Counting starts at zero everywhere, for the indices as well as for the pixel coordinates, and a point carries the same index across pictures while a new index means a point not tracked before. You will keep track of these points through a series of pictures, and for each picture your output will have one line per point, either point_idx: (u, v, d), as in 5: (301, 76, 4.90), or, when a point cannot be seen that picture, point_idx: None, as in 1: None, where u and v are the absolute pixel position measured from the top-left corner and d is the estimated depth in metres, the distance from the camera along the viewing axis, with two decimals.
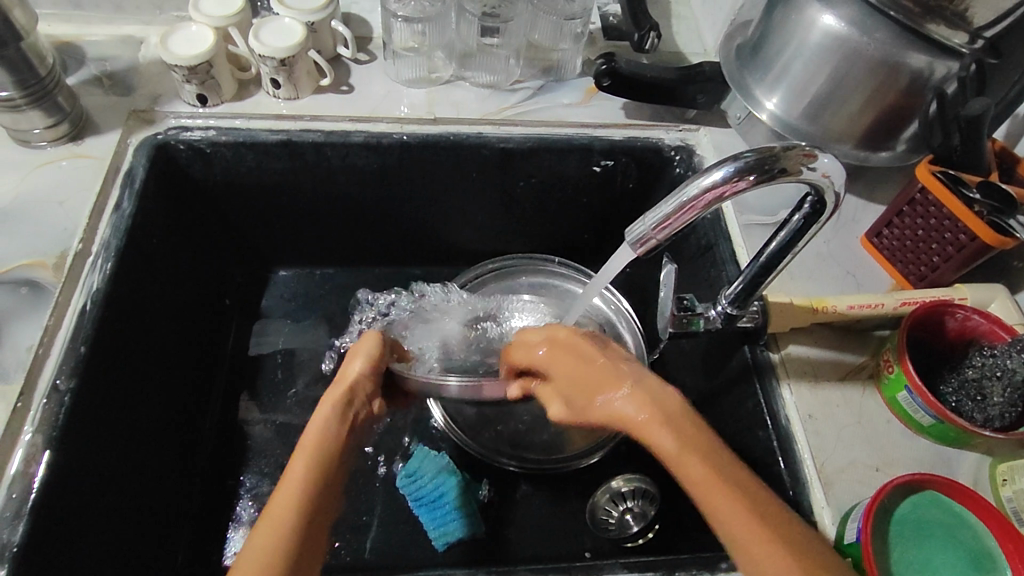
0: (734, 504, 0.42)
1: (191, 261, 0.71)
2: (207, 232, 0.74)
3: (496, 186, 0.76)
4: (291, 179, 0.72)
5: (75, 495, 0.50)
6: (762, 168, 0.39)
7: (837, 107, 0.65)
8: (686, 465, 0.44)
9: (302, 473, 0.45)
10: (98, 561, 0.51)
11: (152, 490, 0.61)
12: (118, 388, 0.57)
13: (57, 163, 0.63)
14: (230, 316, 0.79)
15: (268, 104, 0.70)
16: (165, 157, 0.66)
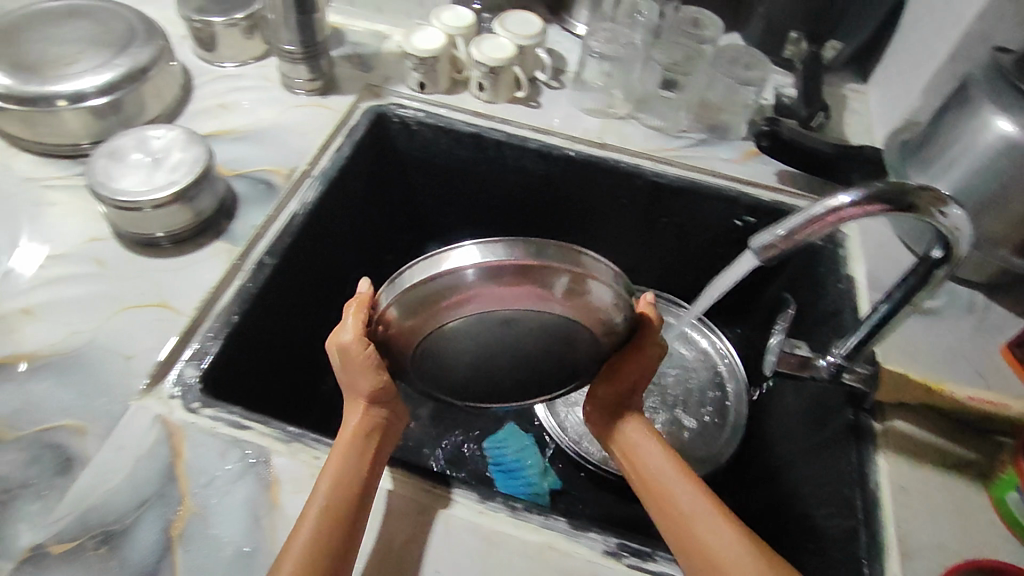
0: (697, 517, 0.47)
1: (374, 214, 0.85)
2: (392, 194, 0.88)
3: (640, 215, 0.83)
4: (471, 167, 0.84)
5: (252, 347, 0.61)
6: (896, 199, 0.44)
7: (1000, 210, 0.65)
8: (659, 480, 0.51)
9: (318, 521, 0.44)
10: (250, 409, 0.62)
11: (301, 374, 0.72)
12: (302, 282, 0.70)
13: (306, 108, 0.81)
14: (386, 272, 0.91)
15: (469, 102, 0.83)
16: (381, 123, 0.82)
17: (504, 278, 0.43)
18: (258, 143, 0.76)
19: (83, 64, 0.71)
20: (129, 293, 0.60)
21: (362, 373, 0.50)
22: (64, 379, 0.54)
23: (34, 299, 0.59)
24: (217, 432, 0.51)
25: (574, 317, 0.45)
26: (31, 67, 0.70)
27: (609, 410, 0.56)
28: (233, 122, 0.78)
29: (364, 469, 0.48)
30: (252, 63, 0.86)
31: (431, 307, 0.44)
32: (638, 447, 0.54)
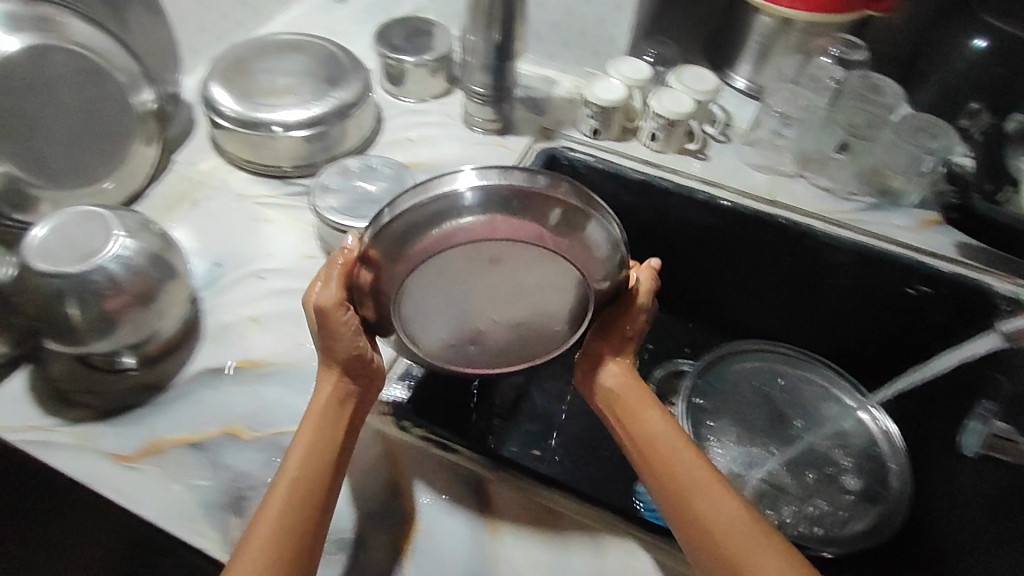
0: (700, 497, 0.49)
1: None
2: None
3: (803, 275, 0.82)
4: (633, 213, 0.85)
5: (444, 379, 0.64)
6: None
7: None
8: (661, 443, 0.53)
9: (289, 495, 0.46)
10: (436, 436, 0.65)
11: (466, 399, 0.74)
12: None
13: (487, 146, 0.85)
14: None
15: (639, 150, 0.85)
16: (552, 164, 0.85)
17: (504, 209, 0.50)
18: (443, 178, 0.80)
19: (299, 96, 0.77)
20: None
21: (342, 334, 0.51)
22: (294, 386, 0.59)
23: (258, 309, 0.64)
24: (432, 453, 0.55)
25: (562, 254, 0.51)
26: (255, 95, 0.76)
27: (598, 362, 0.58)
28: (421, 154, 0.83)
29: (337, 442, 0.50)
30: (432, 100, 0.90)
31: (431, 230, 0.50)
32: (636, 403, 0.55)
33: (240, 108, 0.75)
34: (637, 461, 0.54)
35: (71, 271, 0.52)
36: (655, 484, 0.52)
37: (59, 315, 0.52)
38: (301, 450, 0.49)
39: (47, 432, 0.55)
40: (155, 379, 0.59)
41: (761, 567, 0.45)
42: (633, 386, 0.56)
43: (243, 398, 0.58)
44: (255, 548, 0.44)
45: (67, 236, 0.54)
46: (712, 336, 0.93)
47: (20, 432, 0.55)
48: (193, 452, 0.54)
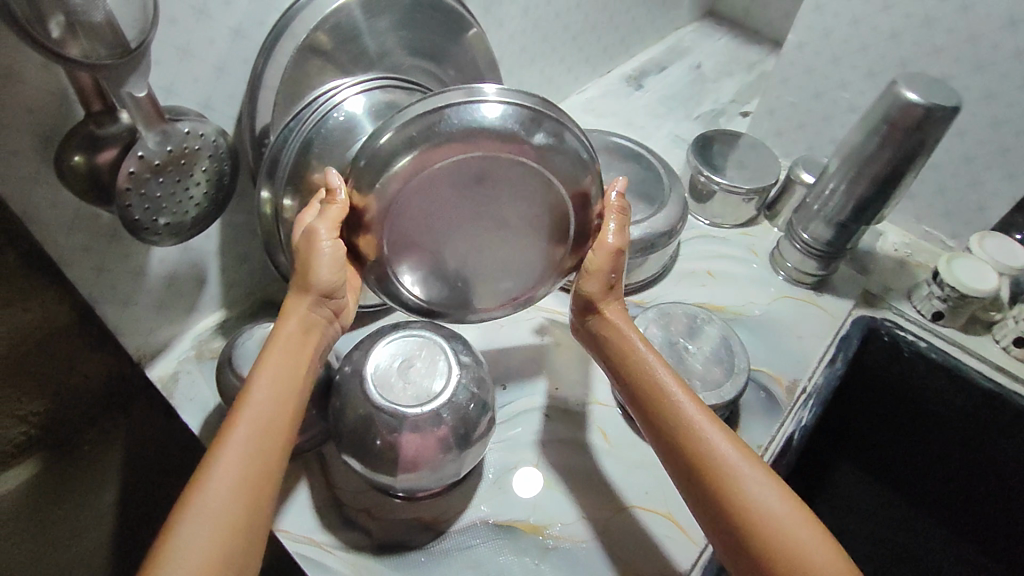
0: (706, 437, 0.44)
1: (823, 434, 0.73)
2: (842, 414, 0.75)
3: None
4: (960, 420, 0.70)
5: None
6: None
7: None
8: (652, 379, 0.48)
9: (263, 410, 0.41)
10: None
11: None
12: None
13: (794, 300, 0.72)
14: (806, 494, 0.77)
15: (990, 349, 0.69)
16: (869, 337, 0.72)
17: (507, 136, 0.43)
18: (751, 334, 0.69)
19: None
20: (629, 482, 0.58)
21: (329, 266, 0.45)
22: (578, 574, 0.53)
23: (541, 456, 0.60)
24: None
25: (551, 174, 0.46)
26: None
27: (593, 309, 0.52)
28: (723, 296, 0.72)
29: (302, 347, 0.45)
30: (735, 227, 0.80)
31: (424, 159, 0.43)
32: (631, 346, 0.50)
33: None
34: (658, 440, 0.47)
35: (410, 413, 0.48)
36: (664, 438, 0.46)
37: (377, 444, 0.49)
38: (275, 377, 0.43)
39: (324, 550, 0.53)
40: (430, 516, 0.55)
41: (758, 500, 0.41)
42: (621, 325, 0.51)
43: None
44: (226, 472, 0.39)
45: (406, 367, 0.51)
46: None
47: (300, 544, 0.53)
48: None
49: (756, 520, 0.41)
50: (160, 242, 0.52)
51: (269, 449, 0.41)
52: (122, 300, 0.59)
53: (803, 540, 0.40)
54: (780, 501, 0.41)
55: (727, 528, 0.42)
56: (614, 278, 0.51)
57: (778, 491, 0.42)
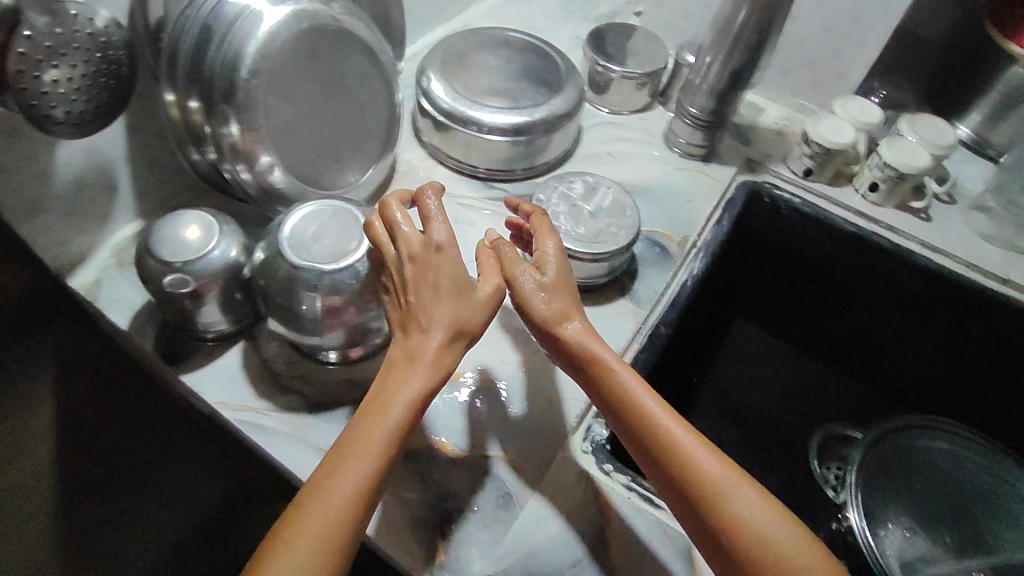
0: (702, 468, 0.42)
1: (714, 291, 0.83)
2: (729, 274, 0.85)
3: (1016, 366, 0.75)
4: (830, 263, 0.80)
5: None
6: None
7: None
8: (633, 405, 0.45)
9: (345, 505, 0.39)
10: None
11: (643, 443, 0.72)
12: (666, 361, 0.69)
13: (686, 171, 0.80)
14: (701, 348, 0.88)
15: (853, 198, 0.79)
16: (754, 199, 0.80)
17: (322, 17, 0.58)
18: (648, 201, 0.75)
19: (502, 100, 0.73)
20: None
21: (478, 314, 0.47)
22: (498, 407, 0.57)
23: None
24: (634, 505, 0.51)
25: (353, 32, 0.62)
26: (461, 89, 0.73)
27: (554, 326, 0.49)
28: (623, 173, 0.78)
29: (448, 368, 0.45)
30: (631, 113, 0.86)
31: (259, 61, 0.53)
32: (598, 358, 0.47)
33: (448, 100, 0.72)
34: (648, 466, 0.45)
35: (330, 269, 0.50)
36: (660, 472, 0.43)
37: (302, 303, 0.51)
38: (367, 459, 0.40)
39: (262, 414, 0.56)
40: (361, 376, 0.59)
41: (757, 525, 0.40)
42: (585, 339, 0.48)
43: (450, 412, 0.55)
44: (342, 489, 0.39)
45: (320, 233, 0.52)
46: (886, 406, 0.86)
47: (237, 411, 0.56)
48: (402, 465, 0.51)
49: (745, 538, 0.40)
50: (58, 134, 0.52)
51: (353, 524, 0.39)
52: (28, 209, 0.59)
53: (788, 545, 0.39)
54: (774, 526, 0.40)
55: (706, 533, 0.41)
56: (564, 294, 0.50)
57: (756, 495, 0.41)
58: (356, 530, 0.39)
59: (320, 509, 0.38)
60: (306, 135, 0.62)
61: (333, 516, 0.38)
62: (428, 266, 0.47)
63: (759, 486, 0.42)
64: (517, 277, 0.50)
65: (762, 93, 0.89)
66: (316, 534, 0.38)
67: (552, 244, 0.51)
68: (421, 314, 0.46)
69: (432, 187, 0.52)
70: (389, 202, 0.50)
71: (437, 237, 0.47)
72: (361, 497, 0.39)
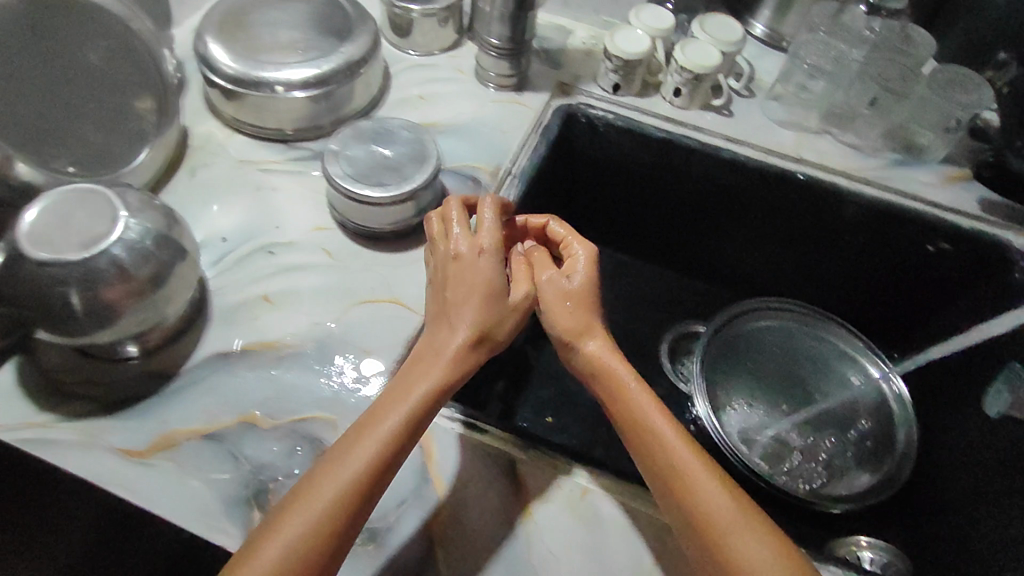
0: (700, 483, 0.47)
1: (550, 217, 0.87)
2: (564, 195, 0.90)
3: (822, 236, 0.84)
4: (651, 171, 0.85)
5: None
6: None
7: None
8: (642, 415, 0.51)
9: (356, 480, 0.43)
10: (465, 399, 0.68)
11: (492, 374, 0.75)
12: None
13: (500, 103, 0.81)
14: None
15: (661, 106, 0.83)
16: (570, 122, 0.83)
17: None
18: (460, 138, 0.76)
19: (290, 55, 0.70)
20: (359, 284, 0.61)
21: (502, 321, 0.54)
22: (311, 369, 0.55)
23: (270, 287, 0.60)
24: (455, 434, 0.55)
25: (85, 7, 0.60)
26: (244, 49, 0.69)
27: (574, 342, 0.57)
28: (435, 113, 0.78)
29: (468, 367, 0.51)
30: (442, 53, 0.85)
31: None
32: (621, 384, 0.53)
33: (234, 65, 0.68)
34: (648, 473, 0.49)
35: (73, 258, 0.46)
36: (656, 479, 0.49)
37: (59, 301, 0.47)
38: (389, 439, 0.45)
39: (48, 428, 0.50)
40: (163, 365, 0.54)
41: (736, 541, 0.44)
42: (611, 362, 0.55)
43: (257, 384, 0.54)
44: (358, 457, 0.44)
45: (68, 221, 0.49)
46: (725, 293, 0.96)
47: (16, 430, 0.49)
48: (207, 445, 0.50)
49: (720, 536, 0.44)
50: None
51: (351, 500, 0.43)
52: None
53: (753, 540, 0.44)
54: (760, 545, 0.43)
55: (687, 530, 0.46)
56: (582, 312, 0.57)
57: (735, 505, 0.45)
58: (352, 510, 0.43)
59: (339, 470, 0.43)
60: (49, 119, 0.58)
61: (350, 474, 0.43)
62: (461, 266, 0.54)
63: (764, 511, 0.46)
64: (529, 292, 0.57)
65: (565, 13, 0.90)
66: (327, 496, 0.42)
67: (581, 251, 0.60)
68: (452, 312, 0.53)
69: (489, 200, 0.58)
70: (450, 201, 0.59)
71: (482, 242, 0.55)
72: (373, 471, 0.44)
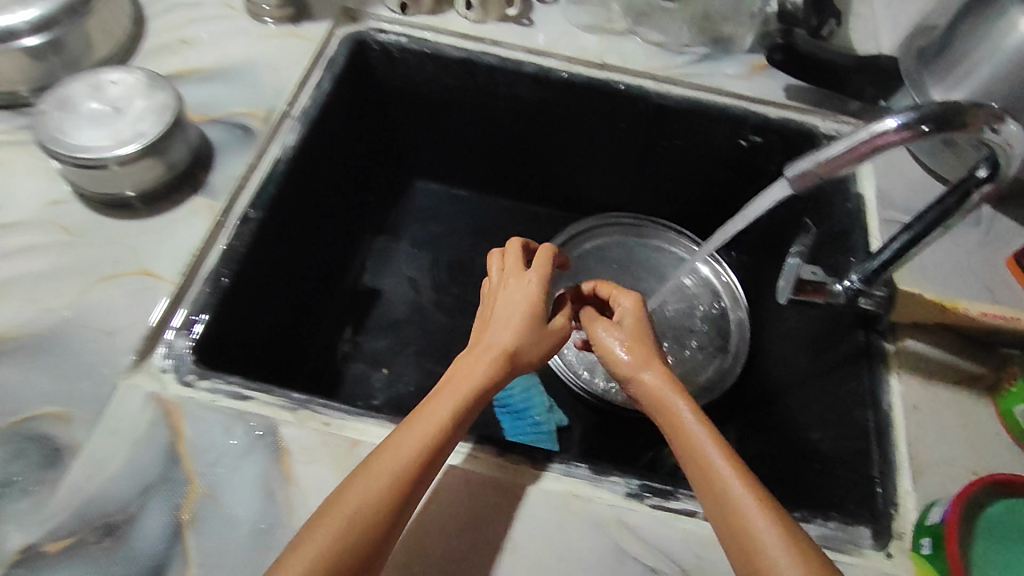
0: (734, 485, 0.44)
1: (357, 156, 0.82)
2: (374, 130, 0.85)
3: (640, 140, 0.82)
4: (459, 94, 0.81)
5: (259, 308, 0.63)
6: (941, 121, 0.41)
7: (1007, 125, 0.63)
8: (699, 451, 0.47)
9: (360, 510, 0.42)
10: (265, 356, 0.66)
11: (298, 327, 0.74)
12: (282, 245, 0.67)
13: (278, 39, 0.73)
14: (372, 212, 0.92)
15: (457, 23, 0.77)
16: (361, 52, 0.76)
17: None
18: (225, 82, 0.68)
19: None
20: (100, 261, 0.56)
21: (499, 326, 0.55)
22: (41, 360, 0.51)
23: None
24: (217, 405, 0.51)
25: None
26: None
27: (630, 376, 0.54)
28: (198, 57, 0.70)
29: (484, 378, 0.51)
30: None
31: None
32: (672, 415, 0.50)
33: None
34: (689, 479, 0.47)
35: None
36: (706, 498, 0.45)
37: None
38: (388, 462, 0.45)
39: None
40: None
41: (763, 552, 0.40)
42: (656, 388, 0.52)
43: None
44: (369, 487, 0.43)
45: None
46: (564, 210, 0.96)
47: None
48: None
49: (742, 534, 0.42)
50: None
51: (360, 531, 0.42)
52: None
53: (753, 500, 0.43)
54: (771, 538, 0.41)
55: (725, 534, 0.44)
56: (645, 338, 0.55)
57: (772, 514, 0.42)
58: (360, 542, 0.41)
59: (379, 470, 0.44)
60: None
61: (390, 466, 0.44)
62: (489, 299, 0.60)
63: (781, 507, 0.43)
64: (564, 323, 0.58)
65: None
66: (361, 486, 0.43)
67: (626, 302, 0.58)
68: (484, 339, 0.55)
69: (514, 243, 0.63)
70: (511, 243, 0.63)
71: (505, 264, 0.61)
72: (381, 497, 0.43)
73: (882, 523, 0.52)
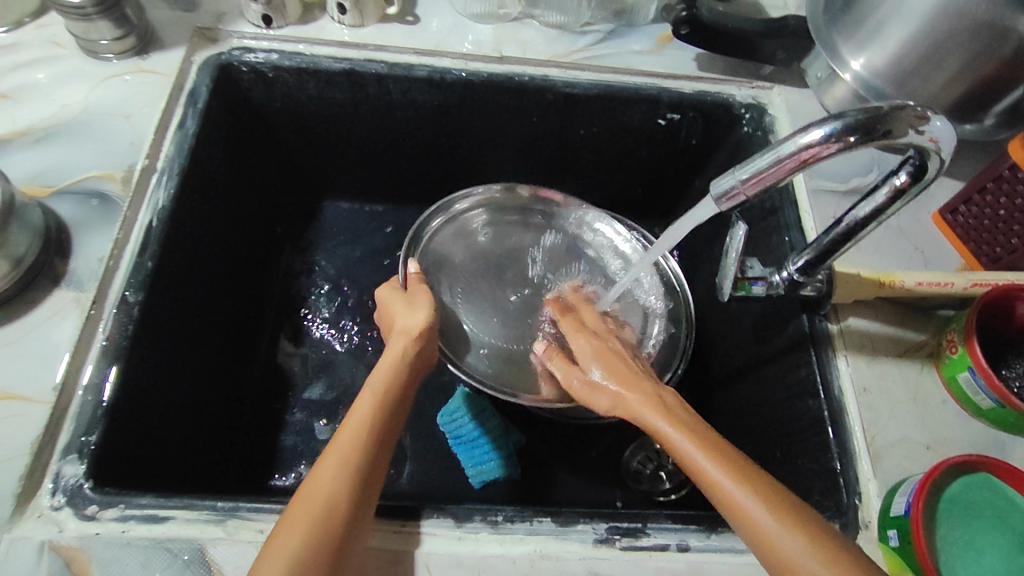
0: (721, 474, 0.44)
1: (247, 188, 0.73)
2: (262, 157, 0.75)
3: (554, 131, 0.76)
4: (350, 108, 0.72)
5: (156, 405, 0.54)
6: (865, 130, 0.36)
7: (920, 81, 0.61)
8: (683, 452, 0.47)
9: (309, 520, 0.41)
10: (179, 445, 0.58)
11: (221, 402, 0.67)
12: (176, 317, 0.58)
13: (122, 76, 0.62)
14: (281, 243, 0.82)
15: (332, 30, 0.68)
16: (228, 77, 0.66)
17: None
18: (67, 143, 0.58)
19: None
20: None
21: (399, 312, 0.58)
22: None
23: None
24: (127, 539, 0.44)
25: None
26: None
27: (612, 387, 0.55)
28: (27, 116, 0.59)
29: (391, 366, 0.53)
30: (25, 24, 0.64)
31: None
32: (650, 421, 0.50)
33: None
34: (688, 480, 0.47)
35: None
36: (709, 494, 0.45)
37: None
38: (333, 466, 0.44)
39: None
40: None
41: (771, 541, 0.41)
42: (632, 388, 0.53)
43: None
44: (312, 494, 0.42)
45: None
46: None
47: None
48: None
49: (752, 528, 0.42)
50: None
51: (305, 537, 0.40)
52: None
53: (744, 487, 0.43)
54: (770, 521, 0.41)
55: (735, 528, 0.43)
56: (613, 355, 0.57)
57: (763, 502, 0.42)
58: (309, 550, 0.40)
59: (321, 475, 0.43)
60: None
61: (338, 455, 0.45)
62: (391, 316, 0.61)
63: (772, 485, 0.44)
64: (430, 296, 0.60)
65: None
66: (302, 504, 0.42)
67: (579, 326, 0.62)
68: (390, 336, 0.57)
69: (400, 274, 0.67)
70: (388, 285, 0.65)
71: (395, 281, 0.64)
72: (329, 498, 0.42)
73: (847, 515, 0.52)
